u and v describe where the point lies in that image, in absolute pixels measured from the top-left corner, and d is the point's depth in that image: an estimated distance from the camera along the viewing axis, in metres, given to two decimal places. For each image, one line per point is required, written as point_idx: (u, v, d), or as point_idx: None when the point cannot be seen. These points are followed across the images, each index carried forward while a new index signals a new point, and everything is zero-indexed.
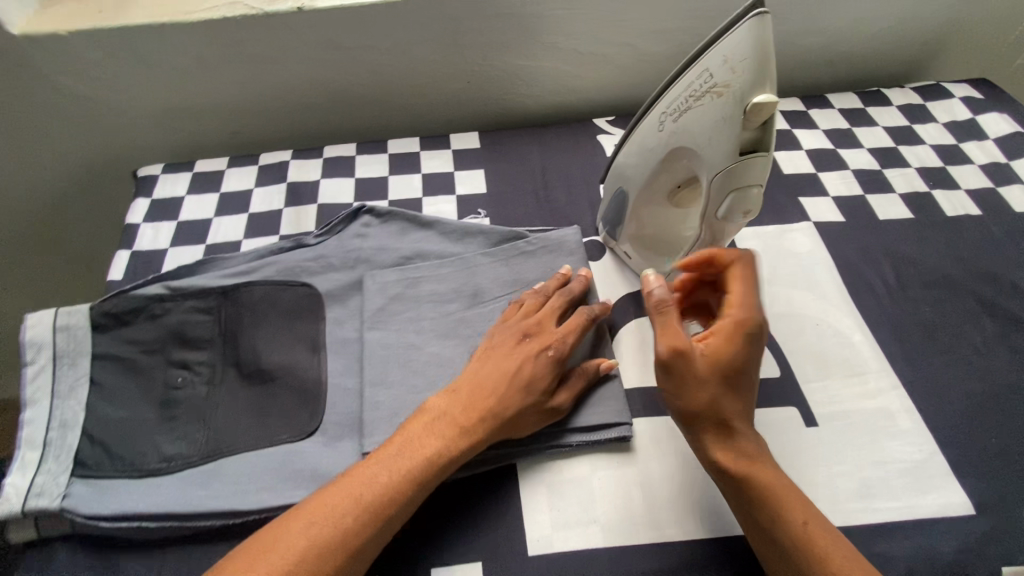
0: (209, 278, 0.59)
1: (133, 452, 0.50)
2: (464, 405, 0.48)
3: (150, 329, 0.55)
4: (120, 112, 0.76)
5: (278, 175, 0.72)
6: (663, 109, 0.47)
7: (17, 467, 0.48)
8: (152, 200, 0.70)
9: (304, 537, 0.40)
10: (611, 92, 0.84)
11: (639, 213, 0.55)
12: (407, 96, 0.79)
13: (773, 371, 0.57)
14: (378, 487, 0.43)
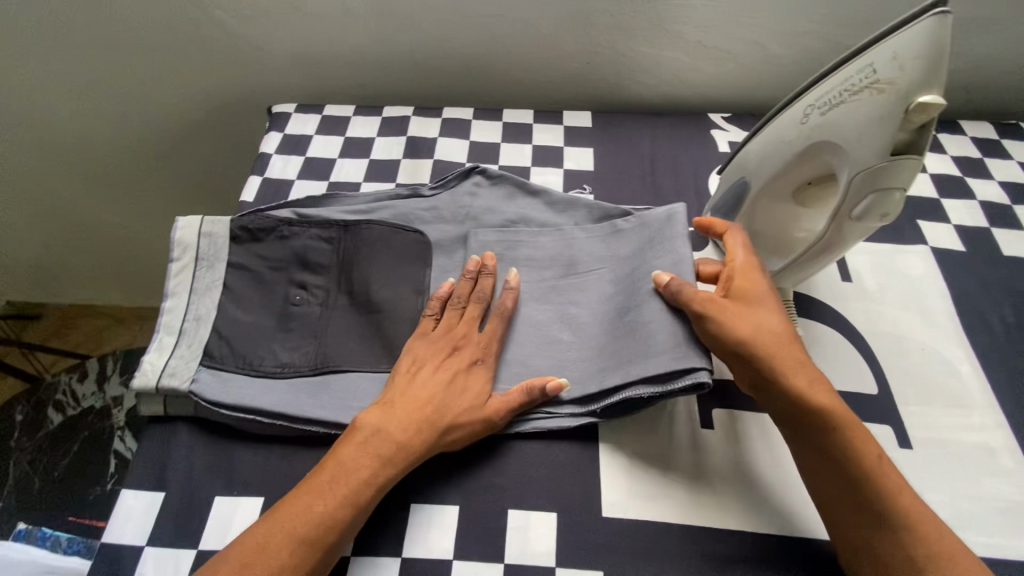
0: (333, 212, 0.63)
1: (252, 354, 0.54)
2: (401, 417, 0.48)
3: (278, 250, 0.60)
4: (263, 52, 0.82)
5: (399, 128, 0.76)
6: (810, 101, 0.46)
7: (156, 348, 0.53)
8: (283, 135, 0.75)
9: (310, 515, 0.43)
10: (727, 91, 0.83)
11: (756, 208, 0.55)
12: (526, 69, 0.81)
13: (872, 388, 0.55)
14: (351, 482, 0.45)
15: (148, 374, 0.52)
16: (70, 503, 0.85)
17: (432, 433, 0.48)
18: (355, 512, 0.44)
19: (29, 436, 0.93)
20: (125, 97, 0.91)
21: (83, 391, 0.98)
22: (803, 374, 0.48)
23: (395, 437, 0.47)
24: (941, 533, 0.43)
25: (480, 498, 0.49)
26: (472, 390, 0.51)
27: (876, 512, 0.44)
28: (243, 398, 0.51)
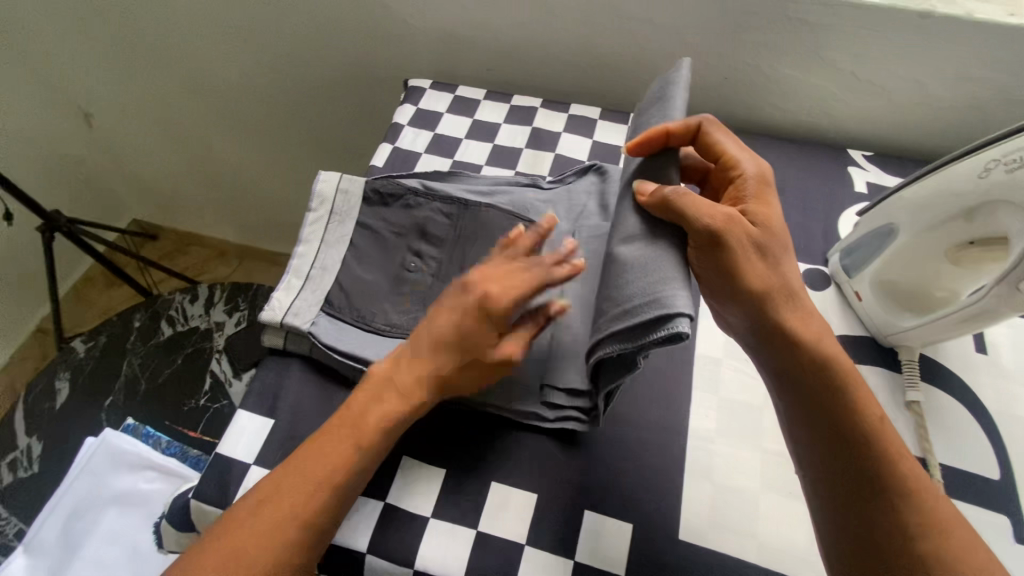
0: (457, 189, 0.66)
1: (363, 310, 0.58)
2: (410, 367, 0.48)
3: (400, 216, 0.63)
4: (407, 26, 0.86)
5: (526, 118, 0.77)
6: (994, 157, 0.45)
7: (282, 288, 0.58)
8: (416, 108, 0.79)
9: (330, 464, 0.44)
10: (870, 128, 0.78)
11: (899, 258, 0.53)
12: (659, 77, 0.80)
13: (994, 473, 0.51)
14: (361, 429, 0.45)
15: (275, 311, 0.56)
16: (168, 410, 0.94)
17: (433, 381, 0.47)
18: (366, 457, 0.45)
19: (143, 342, 1.03)
20: (274, 52, 0.98)
21: (192, 311, 1.08)
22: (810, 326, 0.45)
23: (396, 378, 0.48)
24: (943, 504, 0.42)
25: (559, 492, 0.50)
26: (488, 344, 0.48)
27: (880, 485, 0.42)
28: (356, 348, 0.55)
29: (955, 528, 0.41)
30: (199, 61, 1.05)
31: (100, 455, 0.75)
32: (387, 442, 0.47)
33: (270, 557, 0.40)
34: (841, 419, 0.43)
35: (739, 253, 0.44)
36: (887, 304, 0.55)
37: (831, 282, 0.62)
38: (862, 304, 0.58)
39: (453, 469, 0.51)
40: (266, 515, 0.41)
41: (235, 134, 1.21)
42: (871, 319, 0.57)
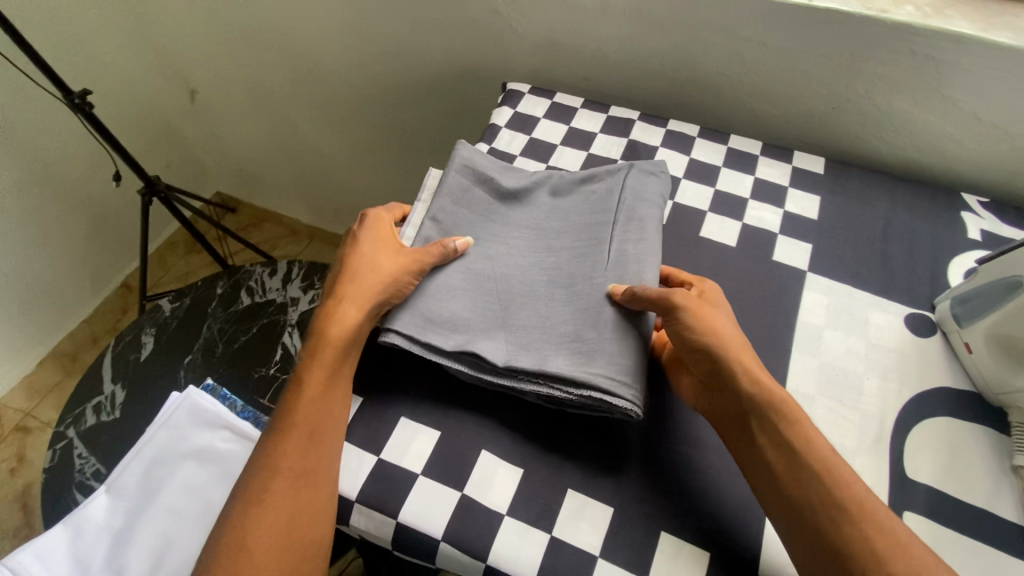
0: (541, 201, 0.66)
1: (438, 288, 0.58)
2: (356, 292, 0.55)
3: (483, 206, 0.65)
4: (509, 31, 0.88)
5: (622, 130, 0.77)
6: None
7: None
8: (514, 111, 0.80)
9: (318, 381, 0.52)
10: (987, 173, 0.74)
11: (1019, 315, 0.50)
12: (759, 102, 0.79)
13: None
14: (321, 343, 0.53)
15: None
16: (241, 375, 0.99)
17: (375, 294, 0.55)
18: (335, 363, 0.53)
19: (224, 309, 1.09)
20: (378, 45, 1.02)
21: (270, 284, 1.13)
22: (751, 361, 0.49)
23: (344, 290, 0.55)
24: (877, 516, 0.41)
25: (636, 509, 0.49)
26: (383, 269, 0.56)
27: (825, 506, 0.41)
28: (433, 339, 0.54)
29: (893, 529, 0.40)
30: (305, 48, 1.10)
31: (184, 410, 0.79)
32: (351, 349, 0.54)
33: (285, 473, 0.47)
34: (792, 453, 0.44)
35: (693, 324, 0.51)
36: (1004, 361, 0.51)
37: (937, 330, 0.59)
38: (977, 358, 0.54)
39: (530, 469, 0.51)
40: (286, 441, 0.49)
41: (326, 121, 1.26)
42: (985, 375, 0.53)
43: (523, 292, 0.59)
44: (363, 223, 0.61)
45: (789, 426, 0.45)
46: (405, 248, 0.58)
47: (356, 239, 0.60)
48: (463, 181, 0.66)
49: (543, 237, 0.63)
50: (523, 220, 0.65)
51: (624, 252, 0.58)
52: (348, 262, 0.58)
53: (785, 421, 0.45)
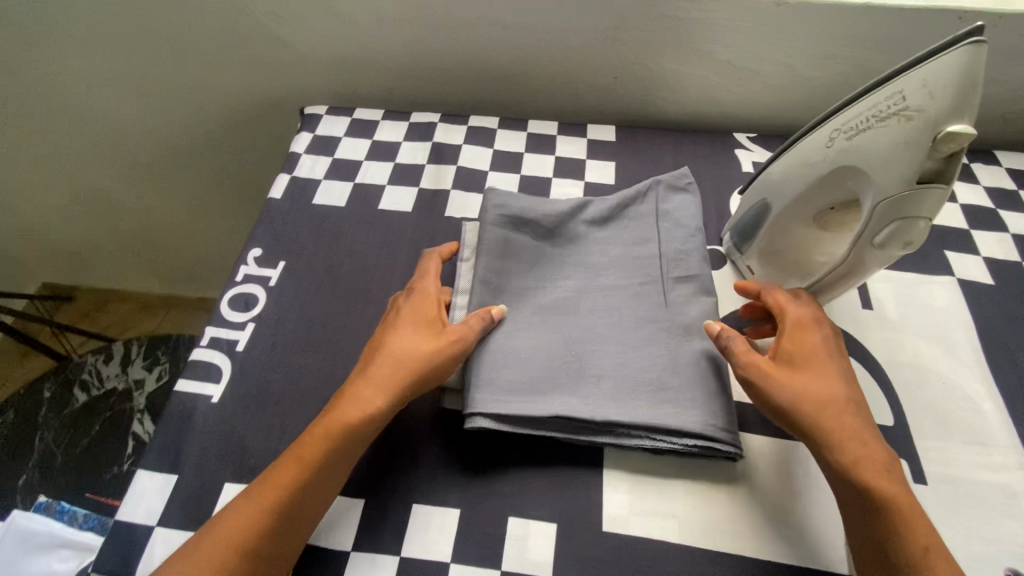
0: (596, 245, 0.62)
1: (506, 353, 0.53)
2: (390, 364, 0.50)
3: (530, 252, 0.60)
4: (296, 55, 0.85)
5: (425, 134, 0.77)
6: (831, 129, 0.46)
7: (225, 322, 0.60)
8: (314, 135, 0.77)
9: (310, 450, 0.46)
10: (753, 112, 0.83)
11: (781, 232, 0.54)
12: (550, 84, 0.83)
13: (889, 420, 0.54)
14: (334, 420, 0.47)
15: (210, 348, 0.58)
16: (87, 481, 0.88)
17: (411, 376, 0.49)
18: (346, 445, 0.47)
19: (56, 412, 0.96)
20: (174, 92, 0.95)
21: (107, 372, 1.02)
22: (850, 424, 0.45)
23: (373, 368, 0.50)
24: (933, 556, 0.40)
25: (483, 503, 0.49)
26: (426, 342, 0.51)
27: (902, 556, 0.40)
28: (522, 410, 0.49)
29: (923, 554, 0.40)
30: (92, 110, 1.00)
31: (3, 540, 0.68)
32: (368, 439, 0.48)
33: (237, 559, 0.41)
34: (865, 497, 0.43)
35: (777, 378, 0.47)
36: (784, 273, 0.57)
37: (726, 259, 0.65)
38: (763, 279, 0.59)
39: (372, 493, 0.50)
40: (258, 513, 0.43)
41: (141, 182, 1.16)
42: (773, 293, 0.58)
43: (581, 329, 0.56)
44: (410, 293, 0.56)
45: (877, 498, 0.42)
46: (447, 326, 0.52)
47: (399, 313, 0.54)
48: (502, 232, 0.59)
49: (592, 269, 0.60)
50: (575, 257, 0.61)
51: (679, 291, 0.58)
52: (387, 339, 0.52)
53: (885, 477, 0.43)
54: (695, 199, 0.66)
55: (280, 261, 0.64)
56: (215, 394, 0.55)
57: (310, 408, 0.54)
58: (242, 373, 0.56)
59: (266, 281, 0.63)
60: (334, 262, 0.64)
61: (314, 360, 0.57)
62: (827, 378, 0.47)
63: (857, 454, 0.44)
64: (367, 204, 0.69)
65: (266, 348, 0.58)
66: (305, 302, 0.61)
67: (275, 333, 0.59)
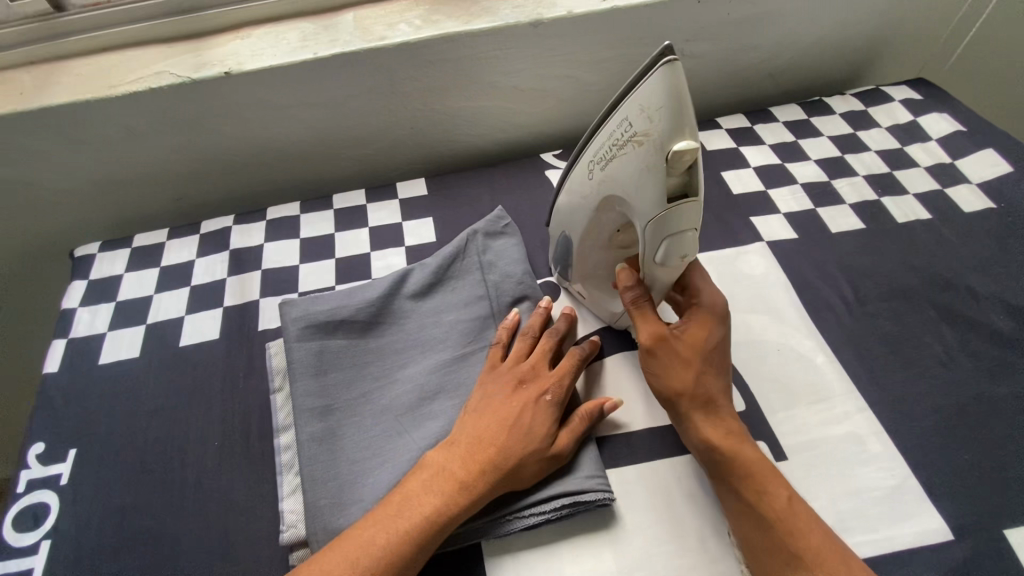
0: (425, 318, 0.59)
1: (349, 479, 0.48)
2: (463, 454, 0.46)
3: (349, 353, 0.56)
4: (49, 192, 0.74)
5: (220, 242, 0.69)
6: (592, 158, 0.47)
7: (11, 552, 0.49)
8: (90, 281, 0.67)
9: (367, 561, 0.41)
10: (556, 125, 0.83)
11: (588, 258, 0.54)
12: (347, 151, 0.78)
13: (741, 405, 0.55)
14: (397, 520, 0.43)
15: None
16: None
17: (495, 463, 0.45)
18: (411, 558, 0.42)
19: None
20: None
21: None
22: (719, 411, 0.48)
23: (460, 433, 0.47)
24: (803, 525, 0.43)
25: None
26: (527, 421, 0.47)
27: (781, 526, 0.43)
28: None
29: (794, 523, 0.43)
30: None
31: None
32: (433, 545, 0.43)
33: None
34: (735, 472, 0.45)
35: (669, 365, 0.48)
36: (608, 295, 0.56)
37: (560, 288, 0.64)
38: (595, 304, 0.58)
39: None
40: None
41: None
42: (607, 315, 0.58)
43: (424, 420, 0.52)
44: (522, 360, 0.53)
45: (744, 474, 0.45)
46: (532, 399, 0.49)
47: (515, 384, 0.50)
48: (312, 345, 0.55)
49: (428, 345, 0.57)
50: (402, 339, 0.58)
51: None
52: (477, 416, 0.48)
53: (748, 456, 0.46)
54: (516, 241, 0.65)
55: (70, 450, 0.54)
56: None
57: None
58: None
59: (56, 481, 0.53)
60: (138, 429, 0.55)
61: (134, 559, 0.48)
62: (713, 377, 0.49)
63: (716, 430, 0.47)
64: (166, 345, 0.61)
65: (69, 567, 0.48)
66: (110, 491, 0.52)
67: (79, 542, 0.49)
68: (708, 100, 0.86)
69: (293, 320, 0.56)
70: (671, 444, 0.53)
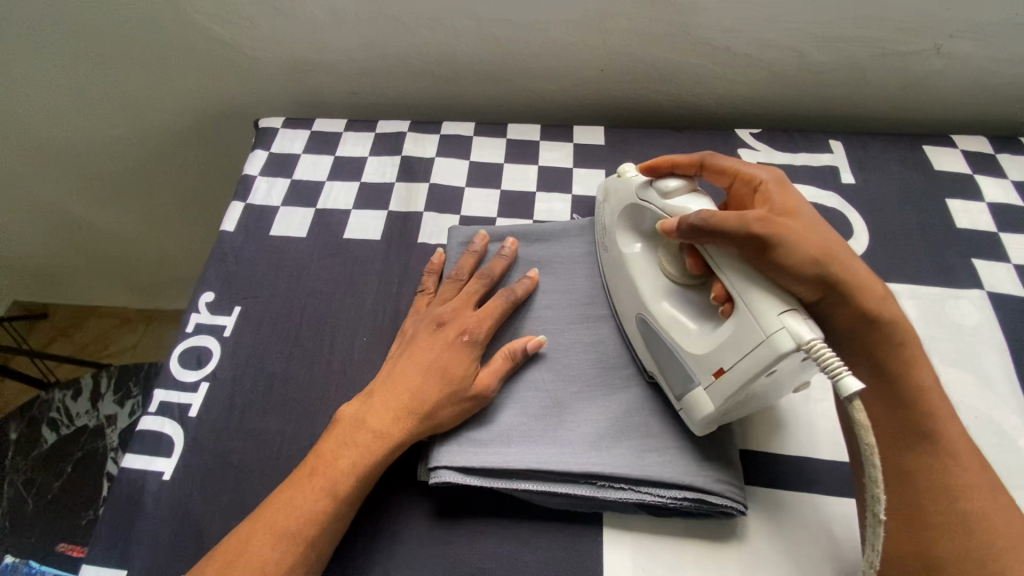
0: (582, 266, 0.57)
1: (647, 364, 0.49)
2: (380, 409, 0.45)
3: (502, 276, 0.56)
4: (250, 58, 0.77)
5: (392, 146, 0.69)
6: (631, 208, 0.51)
7: (174, 383, 0.53)
8: (269, 153, 0.69)
9: (327, 521, 0.41)
10: (757, 103, 0.75)
11: (651, 294, 0.48)
12: (530, 80, 0.74)
13: (860, 384, 0.35)
14: (369, 453, 0.43)
15: (159, 415, 0.52)
16: (63, 531, 0.81)
17: (411, 413, 0.45)
18: (347, 511, 0.42)
19: (23, 456, 0.90)
20: (126, 108, 0.86)
21: (77, 410, 0.96)
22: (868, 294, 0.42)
23: (376, 383, 0.47)
24: (970, 448, 0.40)
25: None
26: (414, 366, 0.47)
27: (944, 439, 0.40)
28: (488, 460, 0.45)
29: (959, 447, 0.39)
30: (18, 125, 0.87)
31: None
32: (360, 495, 0.43)
33: None
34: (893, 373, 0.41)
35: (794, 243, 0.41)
36: (684, 338, 0.45)
37: None
38: (700, 374, 0.43)
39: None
40: (256, 554, 0.39)
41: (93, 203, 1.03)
42: (709, 356, 0.42)
43: (562, 363, 0.51)
44: (491, 313, 0.51)
45: (898, 359, 0.42)
46: (475, 366, 0.47)
47: (409, 342, 0.50)
48: None
49: (572, 297, 0.55)
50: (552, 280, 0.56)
51: None
52: (395, 370, 0.47)
53: (903, 360, 0.42)
54: None
55: (234, 306, 0.58)
56: (166, 470, 0.49)
57: (272, 478, 0.48)
58: (196, 445, 0.50)
59: (220, 331, 0.56)
60: (296, 306, 0.58)
61: (277, 422, 0.51)
62: (817, 235, 0.43)
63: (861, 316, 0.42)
64: (331, 233, 0.62)
65: (221, 412, 0.52)
66: (265, 355, 0.55)
67: (232, 393, 0.53)
68: (944, 112, 0.74)
69: (457, 245, 0.57)
70: (825, 482, 0.48)
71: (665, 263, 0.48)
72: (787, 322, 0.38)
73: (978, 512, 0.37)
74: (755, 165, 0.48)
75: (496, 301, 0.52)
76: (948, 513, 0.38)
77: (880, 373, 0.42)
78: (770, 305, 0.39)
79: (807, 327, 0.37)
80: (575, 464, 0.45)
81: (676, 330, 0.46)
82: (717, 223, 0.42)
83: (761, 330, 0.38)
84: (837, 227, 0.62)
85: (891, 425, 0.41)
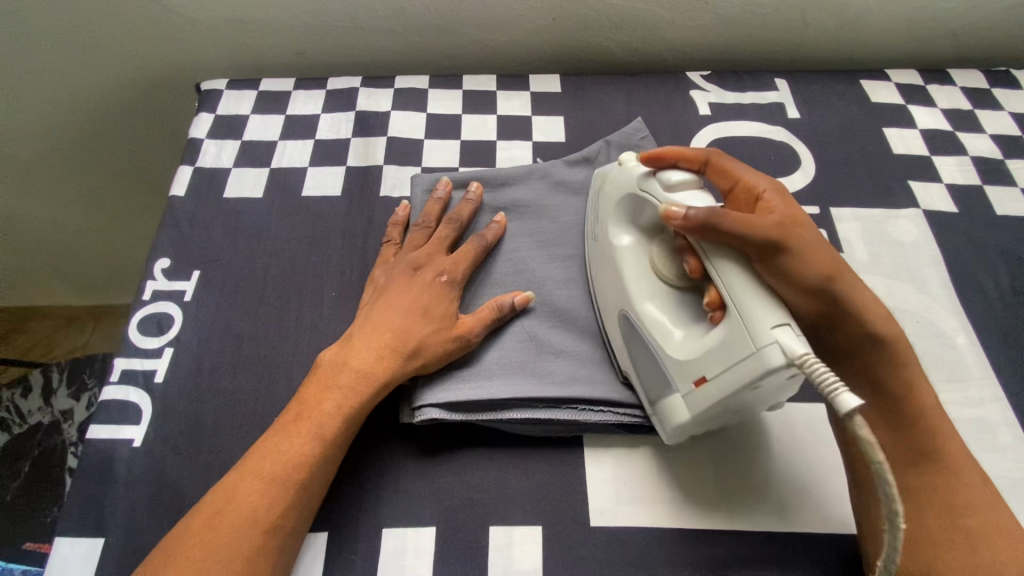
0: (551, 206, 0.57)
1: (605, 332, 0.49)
2: (362, 350, 0.45)
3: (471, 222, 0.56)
4: (186, 18, 0.73)
5: (346, 102, 0.68)
6: (630, 204, 0.49)
7: (136, 351, 0.51)
8: (216, 115, 0.66)
9: (314, 462, 0.41)
10: (705, 47, 0.77)
11: (638, 292, 0.46)
12: (483, 32, 0.74)
13: (858, 400, 0.33)
14: (353, 393, 0.43)
15: (123, 384, 0.50)
16: (28, 530, 0.78)
17: (394, 354, 0.45)
18: (335, 453, 0.42)
19: None
20: (55, 81, 0.80)
21: (28, 407, 0.91)
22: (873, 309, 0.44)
23: (355, 328, 0.47)
24: (974, 479, 0.41)
25: (461, 515, 0.44)
26: (393, 309, 0.47)
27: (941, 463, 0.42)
28: (473, 393, 0.46)
29: (957, 468, 0.42)
30: None
31: None
32: (347, 437, 0.43)
33: (244, 548, 0.38)
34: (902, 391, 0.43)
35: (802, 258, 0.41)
36: (670, 343, 0.43)
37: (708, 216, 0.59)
38: (678, 382, 0.42)
39: (328, 519, 0.44)
40: (245, 499, 0.39)
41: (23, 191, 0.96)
42: (692, 366, 0.41)
43: (540, 300, 0.52)
44: (467, 256, 0.51)
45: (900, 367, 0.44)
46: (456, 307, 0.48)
47: (385, 288, 0.49)
48: None
49: (541, 238, 0.55)
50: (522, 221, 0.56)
51: None
52: (374, 313, 0.47)
53: (902, 374, 0.44)
54: None
55: (193, 271, 0.56)
56: (136, 437, 0.47)
57: (251, 434, 0.48)
58: (166, 409, 0.49)
59: (180, 297, 0.54)
60: (259, 266, 0.56)
61: (249, 381, 0.50)
62: (824, 250, 0.43)
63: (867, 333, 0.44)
64: (289, 191, 0.61)
65: (190, 375, 0.50)
66: (231, 316, 0.53)
67: (200, 356, 0.51)
68: (878, 49, 0.77)
69: (422, 192, 0.57)
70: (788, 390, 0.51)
71: (655, 261, 0.47)
72: (779, 337, 0.36)
73: (984, 536, 0.39)
74: (757, 175, 0.48)
75: (472, 245, 0.52)
76: (951, 532, 0.39)
77: (880, 391, 0.44)
78: (764, 317, 0.37)
79: (798, 341, 0.36)
80: (557, 394, 0.46)
81: (659, 333, 0.44)
82: (720, 223, 0.40)
83: (750, 342, 0.37)
84: (786, 159, 0.65)
85: (894, 445, 0.43)
